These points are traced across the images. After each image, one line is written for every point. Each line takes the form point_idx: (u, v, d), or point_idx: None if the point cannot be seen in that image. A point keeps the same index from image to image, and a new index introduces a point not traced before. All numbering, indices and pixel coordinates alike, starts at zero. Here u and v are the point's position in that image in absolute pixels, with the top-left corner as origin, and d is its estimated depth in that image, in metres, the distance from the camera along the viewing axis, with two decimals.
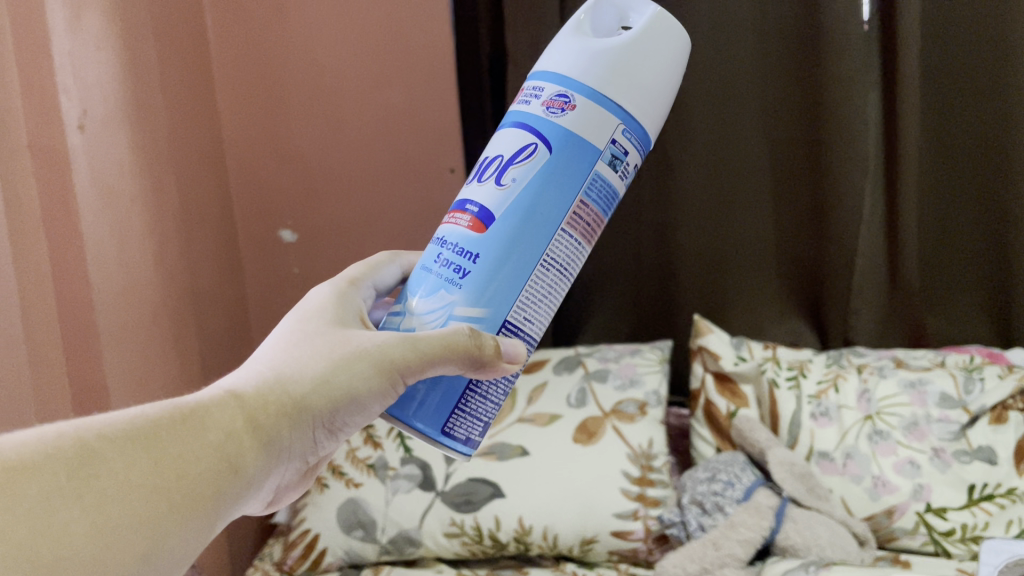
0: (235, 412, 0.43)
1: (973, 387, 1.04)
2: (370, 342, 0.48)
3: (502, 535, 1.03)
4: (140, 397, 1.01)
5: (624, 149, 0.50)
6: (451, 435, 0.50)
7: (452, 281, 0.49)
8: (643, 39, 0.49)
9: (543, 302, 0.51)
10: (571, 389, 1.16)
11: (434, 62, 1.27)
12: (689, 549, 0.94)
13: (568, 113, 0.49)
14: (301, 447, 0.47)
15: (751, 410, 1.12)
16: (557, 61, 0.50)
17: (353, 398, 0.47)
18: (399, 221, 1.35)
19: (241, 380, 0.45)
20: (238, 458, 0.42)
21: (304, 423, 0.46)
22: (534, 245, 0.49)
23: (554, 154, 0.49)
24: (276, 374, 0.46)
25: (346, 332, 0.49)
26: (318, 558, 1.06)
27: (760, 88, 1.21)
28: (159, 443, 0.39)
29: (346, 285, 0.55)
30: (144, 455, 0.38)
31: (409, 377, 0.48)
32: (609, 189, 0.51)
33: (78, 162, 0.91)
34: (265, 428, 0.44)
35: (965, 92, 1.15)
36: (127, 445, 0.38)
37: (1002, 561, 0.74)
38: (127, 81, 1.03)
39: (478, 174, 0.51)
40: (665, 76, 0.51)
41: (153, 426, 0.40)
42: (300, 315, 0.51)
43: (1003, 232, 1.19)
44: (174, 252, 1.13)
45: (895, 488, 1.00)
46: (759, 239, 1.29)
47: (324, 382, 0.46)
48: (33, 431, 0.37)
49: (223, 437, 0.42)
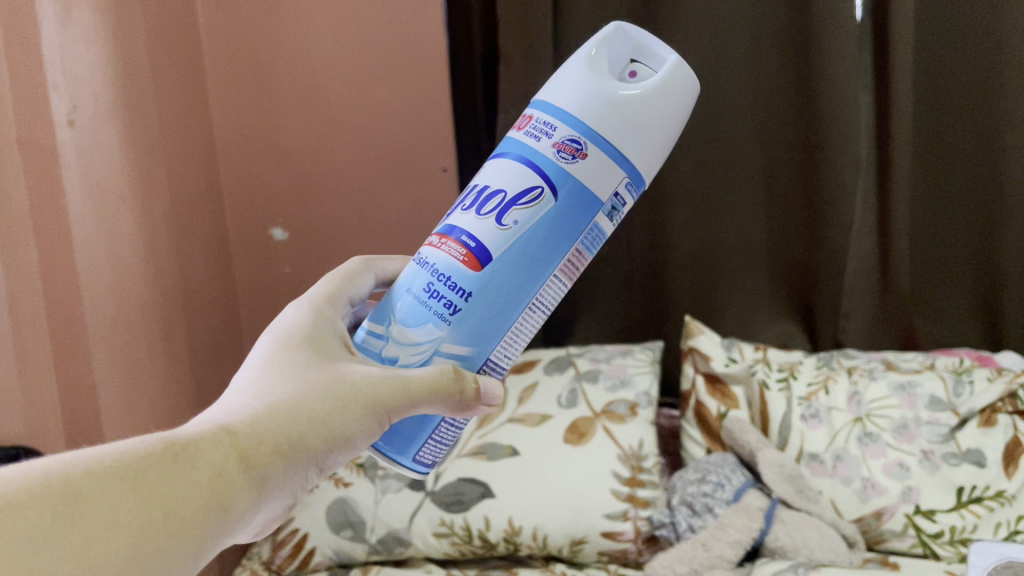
0: (228, 449, 0.42)
1: (962, 390, 1.05)
2: (362, 378, 0.48)
3: (492, 536, 1.02)
4: (128, 395, 1.00)
5: (624, 201, 0.51)
6: (420, 461, 0.53)
7: (443, 316, 0.50)
8: (659, 94, 0.50)
9: (523, 338, 0.53)
10: (562, 390, 1.16)
11: (427, 60, 1.27)
12: (679, 551, 0.94)
13: (579, 161, 0.49)
14: (292, 484, 0.45)
15: (742, 411, 1.11)
16: (573, 100, 0.49)
17: (344, 437, 0.47)
18: (391, 220, 1.35)
19: (233, 414, 0.44)
20: (228, 496, 0.41)
21: (296, 461, 0.45)
22: (525, 288, 0.50)
23: (558, 202, 0.49)
24: (269, 409, 0.45)
25: (337, 366, 0.49)
26: (307, 558, 1.05)
27: (752, 89, 1.22)
28: (147, 482, 0.38)
29: (323, 304, 0.55)
30: (131, 493, 0.37)
31: (395, 415, 0.49)
32: (602, 237, 0.52)
33: (68, 160, 0.90)
34: (256, 463, 0.43)
35: (957, 96, 1.15)
36: (114, 483, 0.37)
37: (990, 563, 0.74)
38: (118, 76, 1.02)
39: (477, 204, 0.50)
40: (673, 130, 0.51)
41: (142, 462, 0.38)
42: (287, 342, 0.50)
43: (994, 236, 1.20)
44: (163, 247, 1.12)
45: (884, 490, 1.00)
46: (750, 239, 1.29)
47: (317, 420, 0.45)
48: (20, 467, 0.36)
49: (214, 474, 0.40)
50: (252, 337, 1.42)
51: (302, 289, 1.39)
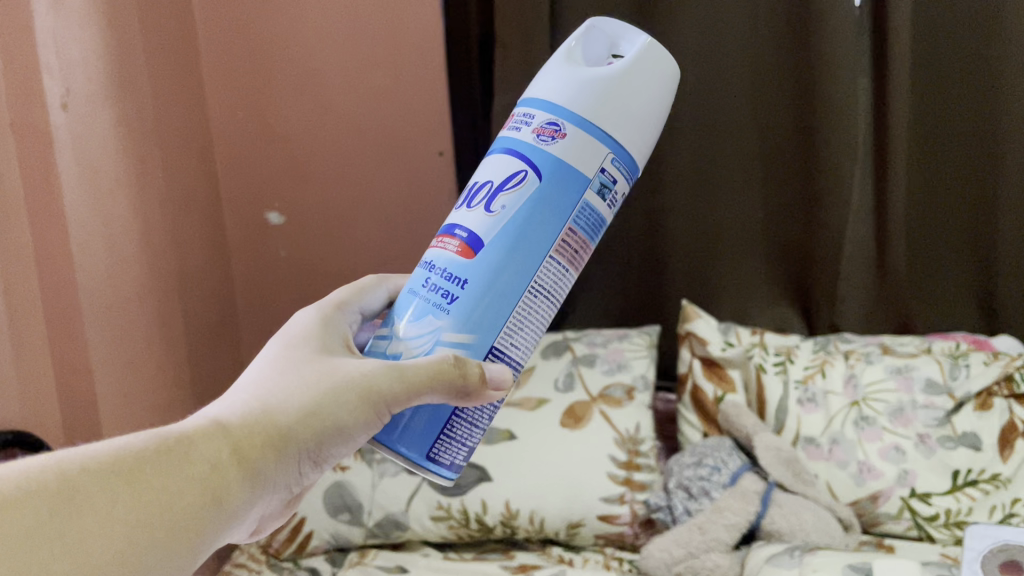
0: (222, 443, 0.42)
1: (958, 373, 1.05)
2: (356, 372, 0.47)
3: (488, 519, 1.03)
4: (125, 379, 1.00)
5: (613, 177, 0.50)
6: (436, 460, 0.50)
7: (440, 306, 0.49)
8: (633, 68, 0.49)
9: (531, 327, 0.51)
10: (559, 373, 1.16)
11: (423, 43, 1.26)
12: (675, 534, 0.95)
13: (559, 141, 0.48)
14: (286, 478, 0.46)
15: (738, 395, 1.12)
16: (547, 89, 0.50)
17: (340, 429, 0.46)
18: (387, 204, 1.35)
19: (227, 409, 0.44)
20: (223, 489, 0.41)
21: (290, 454, 0.45)
22: (523, 271, 0.49)
23: (544, 181, 0.48)
24: (263, 404, 0.45)
25: (333, 360, 0.49)
26: (305, 542, 1.05)
27: (750, 72, 1.21)
28: (143, 477, 0.38)
29: (332, 310, 0.55)
30: (127, 488, 0.37)
31: (394, 407, 0.47)
32: (598, 217, 0.51)
33: (62, 143, 0.90)
34: (251, 459, 0.43)
35: (956, 79, 1.15)
36: (110, 479, 0.37)
37: (986, 546, 0.73)
38: (110, 58, 1.01)
39: (467, 199, 0.50)
40: (654, 105, 0.50)
41: (137, 457, 0.38)
42: (287, 341, 0.50)
43: (991, 220, 1.20)
44: (159, 231, 1.12)
45: (880, 474, 1.00)
46: (748, 223, 1.29)
47: (311, 413, 0.45)
48: (15, 465, 0.36)
49: (208, 469, 0.41)
50: (248, 319, 1.42)
51: (299, 273, 1.39)
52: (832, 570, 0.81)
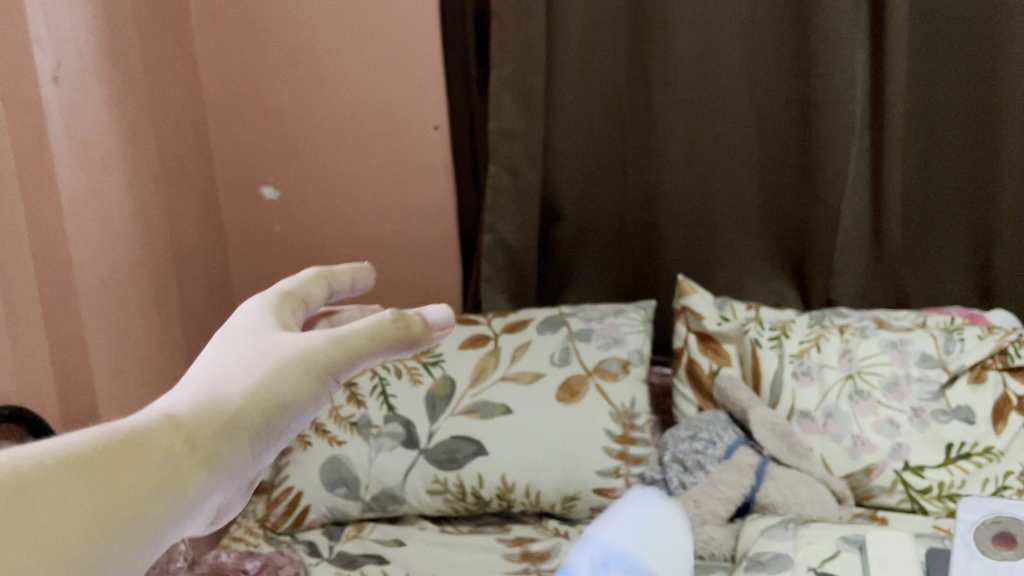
0: (175, 434, 0.36)
1: (953, 347, 1.05)
2: (293, 342, 0.43)
3: (484, 492, 1.04)
4: (122, 355, 1.00)
5: None
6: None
7: None
8: None
9: None
10: (555, 348, 1.14)
11: (418, 15, 1.25)
12: (671, 507, 0.96)
13: None
14: (244, 472, 0.40)
15: (733, 369, 1.13)
16: None
17: (292, 409, 0.41)
18: (383, 178, 1.34)
19: (173, 399, 0.38)
20: (179, 485, 0.35)
21: (246, 442, 0.39)
22: None
23: None
24: (209, 391, 0.39)
25: (276, 338, 0.43)
26: (301, 516, 1.06)
27: (747, 46, 1.21)
28: (82, 480, 0.32)
29: (278, 298, 0.48)
30: (62, 495, 0.31)
31: (340, 378, 0.44)
32: None
33: (54, 117, 0.89)
34: (207, 450, 0.37)
35: (956, 54, 1.15)
36: (44, 482, 0.31)
37: (978, 519, 0.73)
38: (102, 30, 1.00)
39: None
40: None
41: (75, 455, 0.32)
42: (224, 331, 0.44)
43: (987, 196, 1.19)
44: (153, 206, 1.11)
45: (874, 447, 1.01)
46: (744, 199, 1.28)
47: (263, 394, 0.40)
48: None
49: (161, 463, 0.35)
50: (244, 294, 1.41)
51: (294, 248, 1.38)
52: (825, 543, 0.82)
